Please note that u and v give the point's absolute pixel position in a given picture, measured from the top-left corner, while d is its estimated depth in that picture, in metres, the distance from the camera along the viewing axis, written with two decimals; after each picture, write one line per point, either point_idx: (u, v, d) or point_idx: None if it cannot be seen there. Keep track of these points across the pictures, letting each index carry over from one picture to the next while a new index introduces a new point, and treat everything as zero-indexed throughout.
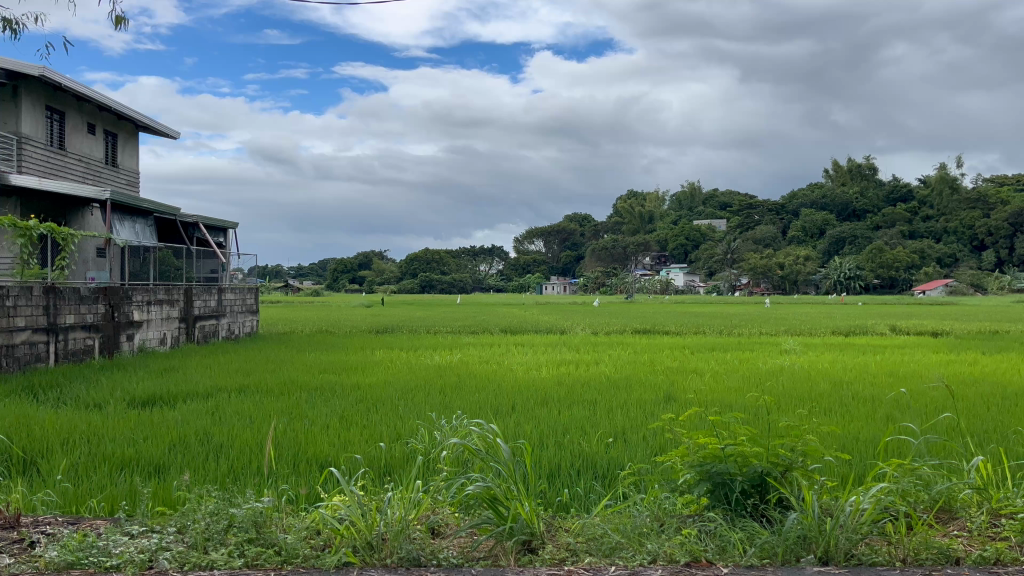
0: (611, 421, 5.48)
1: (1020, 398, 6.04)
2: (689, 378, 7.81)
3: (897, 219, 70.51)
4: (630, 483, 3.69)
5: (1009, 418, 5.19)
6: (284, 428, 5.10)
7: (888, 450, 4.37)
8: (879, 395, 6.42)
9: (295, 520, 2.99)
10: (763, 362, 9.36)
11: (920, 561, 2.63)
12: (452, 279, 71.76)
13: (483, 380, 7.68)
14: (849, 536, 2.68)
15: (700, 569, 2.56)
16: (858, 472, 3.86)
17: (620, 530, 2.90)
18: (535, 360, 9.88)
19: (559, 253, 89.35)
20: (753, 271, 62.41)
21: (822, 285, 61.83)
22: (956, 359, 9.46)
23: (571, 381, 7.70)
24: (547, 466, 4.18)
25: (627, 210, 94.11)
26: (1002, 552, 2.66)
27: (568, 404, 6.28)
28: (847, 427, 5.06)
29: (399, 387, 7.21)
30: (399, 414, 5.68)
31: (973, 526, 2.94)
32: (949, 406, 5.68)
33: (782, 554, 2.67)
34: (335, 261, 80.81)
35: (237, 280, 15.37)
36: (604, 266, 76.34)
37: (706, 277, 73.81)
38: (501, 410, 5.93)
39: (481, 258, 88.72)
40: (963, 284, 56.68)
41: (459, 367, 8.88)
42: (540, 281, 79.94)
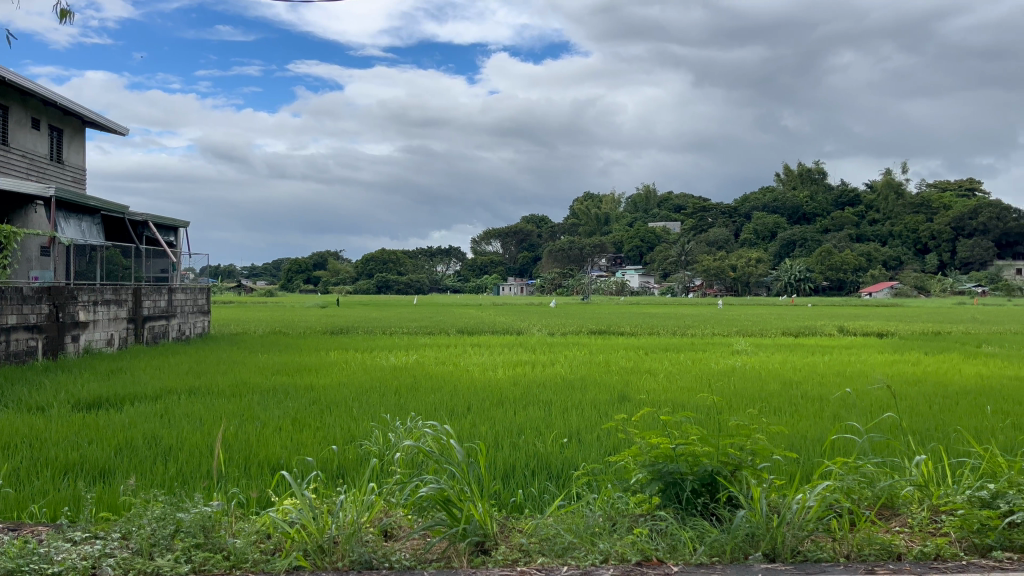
0: (566, 421, 5.52)
1: (960, 399, 6.20)
2: (643, 378, 7.93)
3: (845, 222, 72.31)
4: (583, 483, 3.72)
5: (949, 417, 5.35)
6: (235, 431, 5.03)
7: (834, 449, 4.48)
8: (826, 395, 6.55)
9: (245, 524, 2.95)
10: (714, 362, 9.54)
11: (864, 557, 2.70)
12: (408, 280, 71.39)
13: (440, 381, 7.70)
14: (795, 533, 2.75)
15: (650, 568, 2.59)
16: (806, 470, 3.94)
17: (573, 530, 2.92)
18: (492, 360, 9.98)
19: (516, 254, 89.49)
20: (706, 273, 63.22)
21: (773, 287, 62.98)
22: (900, 360, 9.75)
23: (527, 381, 7.76)
24: (502, 466, 4.20)
25: (584, 212, 94.86)
26: (942, 547, 2.75)
27: (524, 405, 6.31)
28: (795, 426, 5.17)
29: (352, 387, 7.18)
30: (352, 415, 5.65)
31: (914, 522, 3.03)
32: (892, 406, 5.81)
33: (730, 551, 2.71)
34: (289, 261, 79.65)
35: (188, 280, 15.09)
36: (560, 267, 76.67)
37: (661, 278, 74.56)
38: (456, 410, 5.94)
39: (437, 259, 88.33)
40: (907, 286, 58.23)
41: (415, 368, 8.91)
42: (496, 281, 79.93)
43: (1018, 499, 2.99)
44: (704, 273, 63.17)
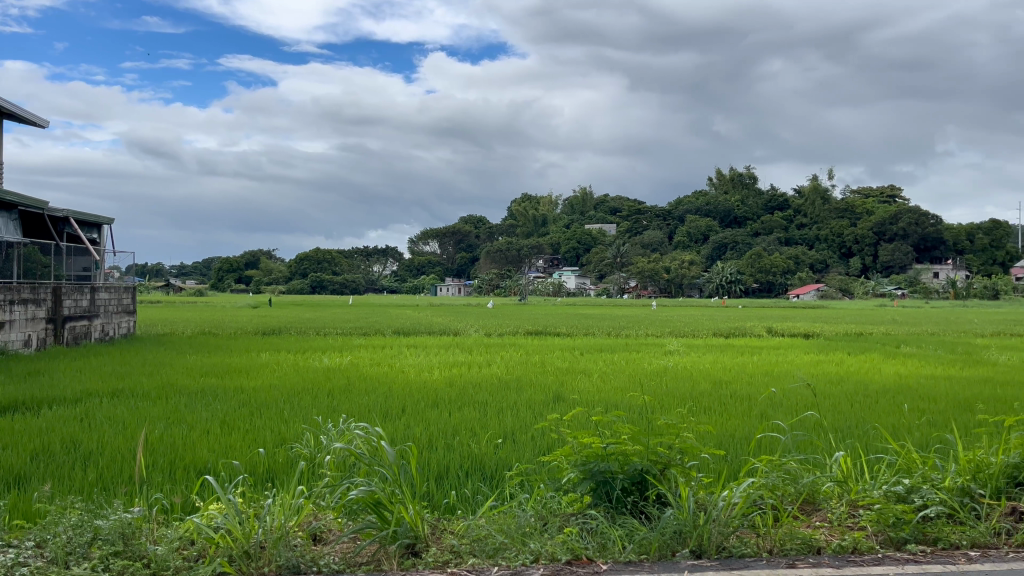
0: (501, 421, 5.54)
1: (880, 398, 6.45)
2: (577, 378, 8.04)
3: (774, 225, 74.29)
4: (516, 483, 3.72)
5: (867, 415, 5.56)
6: (160, 434, 4.88)
7: (760, 447, 4.60)
8: (753, 394, 6.72)
9: (167, 530, 2.86)
10: (648, 362, 9.73)
11: (786, 552, 2.78)
12: (345, 280, 70.61)
13: (374, 381, 7.71)
14: (721, 530, 2.82)
15: (580, 567, 2.62)
16: (733, 468, 4.03)
17: (504, 530, 2.93)
18: (429, 360, 10.06)
19: (454, 254, 89.32)
20: (641, 274, 64.23)
21: (705, 288, 64.31)
22: (825, 359, 10.09)
23: (462, 381, 7.81)
24: (435, 467, 4.19)
25: (521, 213, 95.42)
26: (860, 541, 2.84)
27: (459, 406, 6.30)
28: (722, 424, 5.31)
29: (285, 389, 7.10)
30: (284, 417, 5.56)
31: (834, 517, 3.12)
32: (815, 404, 6.01)
33: (657, 549, 2.76)
34: (220, 260, 77.70)
35: (113, 279, 14.57)
36: (498, 268, 76.80)
37: (597, 280, 75.31)
38: (390, 412, 5.90)
39: (374, 259, 87.47)
40: (833, 288, 60.16)
41: (351, 368, 8.90)
42: (434, 281, 79.55)
43: (930, 494, 3.13)
44: (639, 274, 64.12)
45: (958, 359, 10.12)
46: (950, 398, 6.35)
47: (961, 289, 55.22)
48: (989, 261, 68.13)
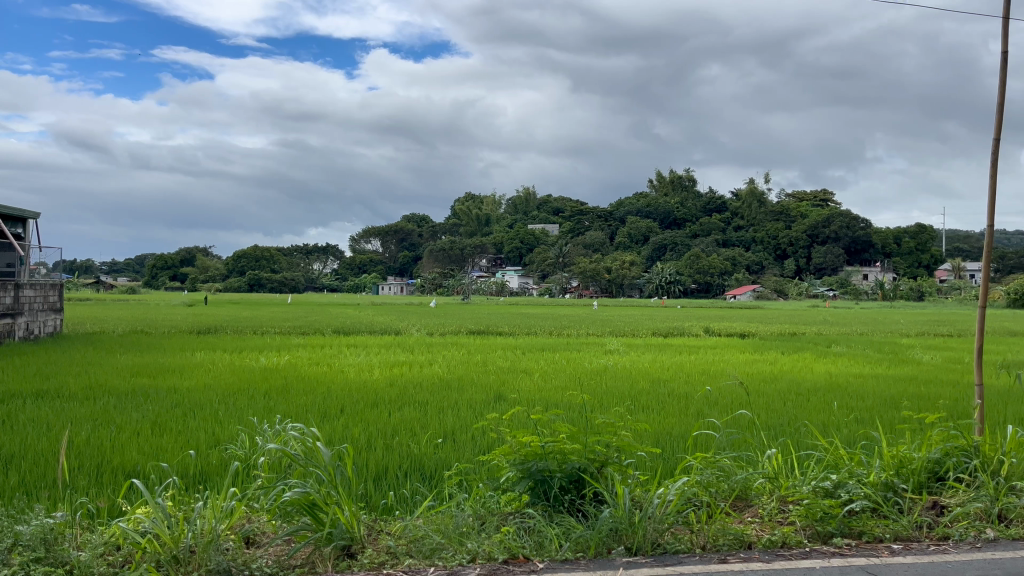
0: (441, 421, 5.51)
1: (812, 395, 6.61)
2: (517, 378, 7.99)
3: (712, 227, 75.67)
4: (454, 483, 3.70)
5: (798, 413, 5.70)
6: (87, 436, 4.74)
7: (697, 445, 4.67)
8: (690, 393, 6.82)
9: (91, 535, 2.77)
10: (587, 362, 9.71)
11: (718, 547, 2.83)
12: (283, 278, 69.38)
13: (313, 381, 7.60)
14: (655, 527, 2.86)
15: (516, 566, 2.64)
16: (669, 466, 4.08)
17: (441, 530, 2.91)
18: (369, 360, 9.91)
19: (396, 253, 88.52)
20: (582, 274, 64.70)
21: (645, 289, 65.14)
22: (758, 360, 10.19)
23: (403, 381, 7.73)
24: (373, 468, 4.14)
25: (465, 212, 95.17)
26: (789, 536, 2.92)
27: (398, 406, 6.24)
28: (659, 423, 5.37)
29: (222, 389, 6.96)
30: (218, 418, 5.44)
31: (765, 512, 3.19)
32: (748, 403, 6.14)
33: (594, 547, 2.78)
34: (153, 257, 75.46)
35: (39, 276, 14.04)
36: (440, 267, 76.50)
37: (539, 279, 75.55)
38: (328, 413, 5.81)
39: (314, 258, 86.13)
40: (768, 289, 61.60)
41: (289, 368, 8.74)
42: (375, 280, 78.71)
43: (855, 489, 3.23)
44: (580, 274, 64.59)
45: (887, 359, 10.32)
46: (877, 396, 6.56)
47: (888, 290, 57.16)
48: (915, 263, 70.74)
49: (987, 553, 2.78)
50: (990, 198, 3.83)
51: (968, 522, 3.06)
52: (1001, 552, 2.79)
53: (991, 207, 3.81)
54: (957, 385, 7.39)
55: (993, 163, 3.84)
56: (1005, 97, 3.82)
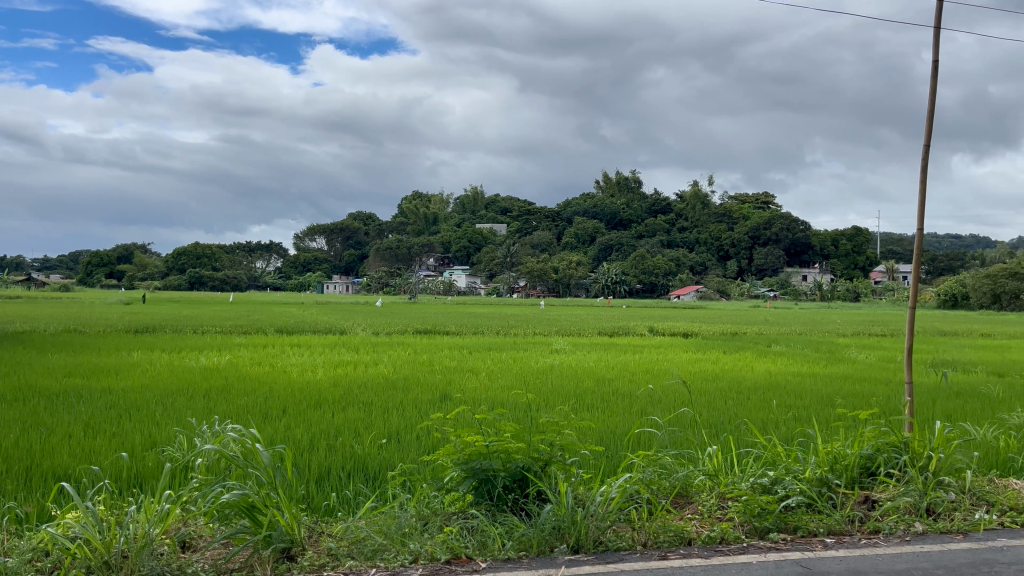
0: (386, 421, 5.47)
1: (751, 394, 6.77)
2: (463, 378, 7.95)
3: (658, 229, 76.67)
4: (397, 483, 3.68)
5: (738, 411, 5.84)
6: (15, 438, 4.58)
7: (639, 442, 4.73)
8: (633, 391, 6.92)
9: (17, 542, 2.67)
10: (532, 362, 9.69)
11: (658, 544, 2.87)
12: (225, 277, 67.95)
13: (256, 381, 7.48)
14: (598, 525, 2.89)
15: (459, 566, 2.63)
16: (612, 464, 4.12)
17: (384, 531, 2.89)
18: (313, 360, 9.74)
19: (342, 251, 87.38)
20: (530, 274, 64.83)
21: (592, 289, 65.67)
22: (702, 359, 10.34)
23: (348, 381, 7.64)
24: (315, 469, 4.09)
25: (412, 211, 94.42)
26: (727, 532, 2.97)
27: (343, 406, 6.17)
28: (603, 421, 5.43)
29: (159, 389, 6.80)
30: (156, 419, 5.31)
31: (705, 509, 3.24)
32: (689, 400, 6.26)
33: (536, 545, 2.79)
34: (88, 254, 73.10)
35: None
36: (387, 266, 75.95)
37: (487, 279, 75.50)
38: (271, 414, 5.70)
39: (257, 256, 84.49)
40: (711, 289, 62.81)
41: (229, 368, 8.55)
42: (320, 279, 77.65)
43: (791, 485, 3.31)
44: (528, 274, 64.83)
45: (823, 359, 10.58)
46: (813, 394, 6.75)
47: (826, 291, 58.73)
48: (851, 265, 72.82)
49: (915, 545, 2.88)
50: (920, 202, 3.96)
51: (897, 516, 3.16)
52: (929, 544, 2.89)
53: (920, 211, 3.94)
54: (888, 383, 7.65)
55: (922, 168, 3.98)
56: (935, 103, 3.95)
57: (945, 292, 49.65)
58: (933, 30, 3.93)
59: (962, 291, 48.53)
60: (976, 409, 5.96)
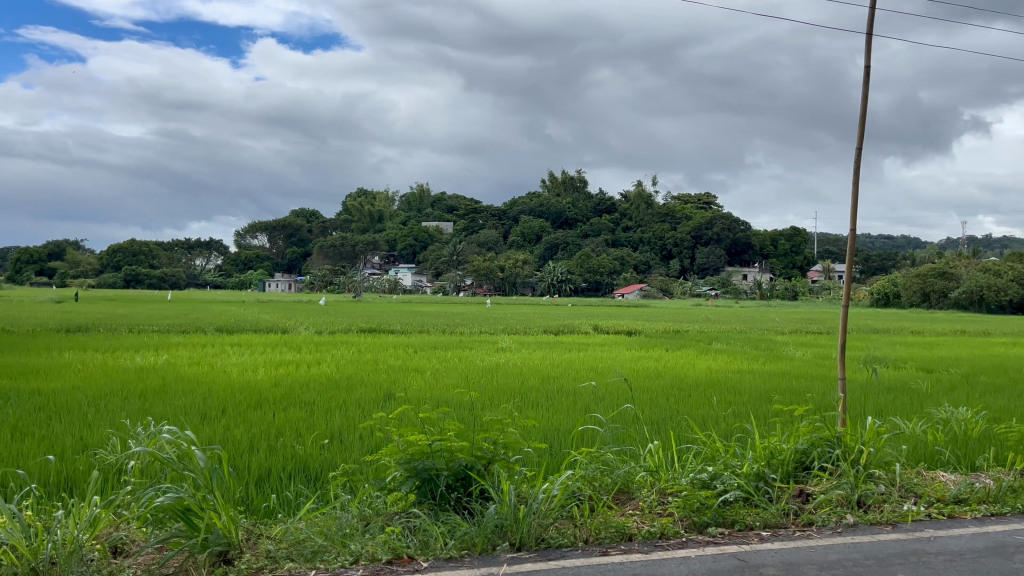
0: (328, 421, 5.40)
1: (692, 390, 6.88)
2: (409, 377, 7.88)
3: (603, 228, 77.41)
4: (339, 484, 3.64)
5: (680, 407, 5.94)
6: None
7: (583, 439, 4.77)
8: (576, 389, 6.97)
9: None
10: (477, 360, 9.71)
11: (600, 541, 2.90)
12: (163, 275, 66.26)
13: (193, 380, 7.31)
14: (540, 521, 2.91)
15: (400, 566, 2.62)
16: (555, 461, 4.13)
17: (324, 532, 2.85)
18: (252, 360, 9.50)
19: (285, 249, 85.92)
20: (476, 273, 64.69)
21: (538, 287, 65.97)
22: (643, 356, 10.55)
23: (289, 381, 7.49)
24: (254, 471, 4.00)
25: (357, 208, 93.27)
26: (666, 527, 3.02)
27: (285, 406, 6.08)
28: (547, 419, 5.46)
29: (93, 389, 6.59)
30: (87, 421, 5.15)
31: (646, 504, 3.28)
32: (632, 397, 6.34)
33: (480, 543, 2.78)
34: (18, 251, 70.42)
35: None
36: (330, 264, 75.05)
37: (433, 277, 75.13)
38: (209, 414, 5.57)
39: (197, 253, 82.52)
40: (654, 288, 63.78)
41: (166, 368, 8.31)
42: (262, 277, 76.24)
43: (729, 480, 3.38)
44: (474, 273, 64.81)
45: (760, 355, 10.88)
46: (751, 390, 6.91)
47: (765, 290, 60.06)
48: (789, 265, 74.62)
49: (846, 537, 2.97)
50: (853, 203, 4.08)
51: (830, 508, 3.26)
52: (860, 535, 2.99)
53: (853, 212, 4.05)
54: (823, 379, 7.88)
55: (856, 170, 4.09)
56: (867, 108, 4.07)
57: (878, 291, 51.20)
58: (865, 37, 4.05)
59: (894, 290, 50.16)
60: (906, 403, 6.18)
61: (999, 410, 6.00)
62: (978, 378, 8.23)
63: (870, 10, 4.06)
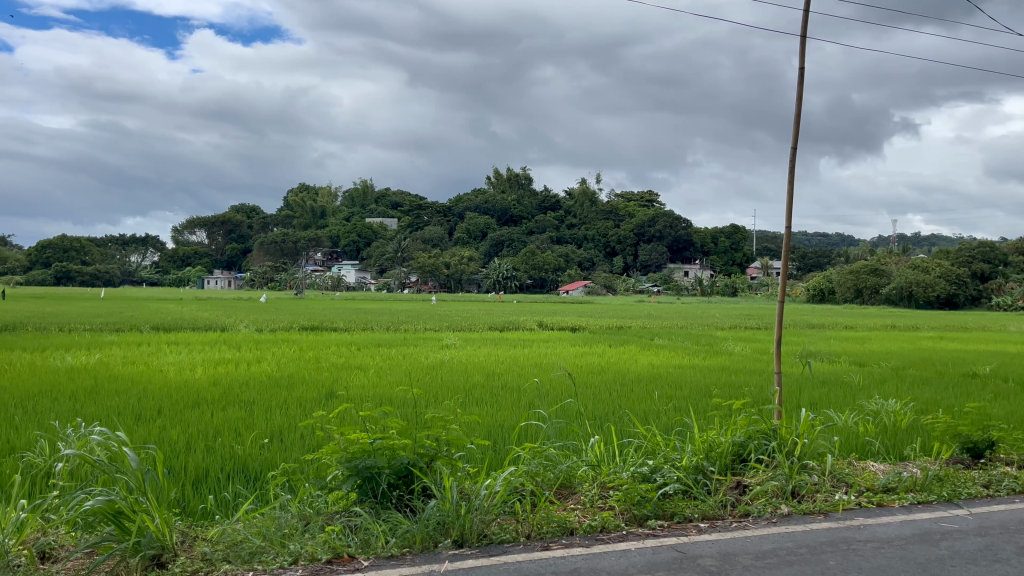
0: (268, 421, 5.29)
1: (632, 385, 6.99)
2: (353, 375, 7.78)
3: (548, 225, 77.77)
4: (278, 484, 3.58)
5: (621, 402, 6.00)
6: None
7: (525, 435, 4.79)
8: (519, 385, 7.00)
9: None
10: (423, 357, 9.65)
11: (542, 536, 2.91)
12: (96, 271, 64.09)
13: (127, 381, 7.08)
14: (482, 518, 2.91)
15: (341, 565, 2.59)
16: (497, 457, 4.13)
17: (263, 533, 2.79)
18: (189, 360, 9.15)
19: (224, 245, 84.01)
20: (421, 269, 64.27)
21: (483, 284, 65.92)
22: (587, 352, 10.66)
23: (227, 381, 7.29)
24: (191, 473, 3.90)
25: (299, 204, 91.81)
26: (607, 521, 3.04)
27: (223, 405, 5.94)
28: (491, 415, 5.47)
29: (20, 391, 6.34)
30: (13, 423, 4.96)
31: (587, 499, 3.30)
32: (575, 393, 6.39)
33: (420, 541, 2.77)
34: None
35: None
36: (271, 260, 73.67)
37: (377, 274, 74.41)
38: (144, 415, 5.41)
39: (132, 249, 80.13)
40: (598, 285, 64.44)
41: (100, 368, 8.02)
42: (200, 274, 74.39)
43: (668, 473, 3.44)
44: (419, 269, 64.40)
45: (700, 350, 11.12)
46: (691, 384, 7.05)
47: (705, 286, 61.17)
48: (730, 262, 76.18)
49: (780, 527, 3.04)
50: (788, 201, 4.18)
51: (766, 500, 3.34)
52: (793, 525, 3.07)
53: (788, 211, 4.15)
54: (760, 373, 8.07)
55: (790, 169, 4.19)
56: (801, 109, 4.18)
57: (814, 287, 52.51)
58: (799, 40, 4.15)
59: (829, 286, 51.61)
60: (839, 396, 6.38)
61: (927, 401, 6.23)
62: (906, 371, 8.55)
63: (805, 13, 4.16)
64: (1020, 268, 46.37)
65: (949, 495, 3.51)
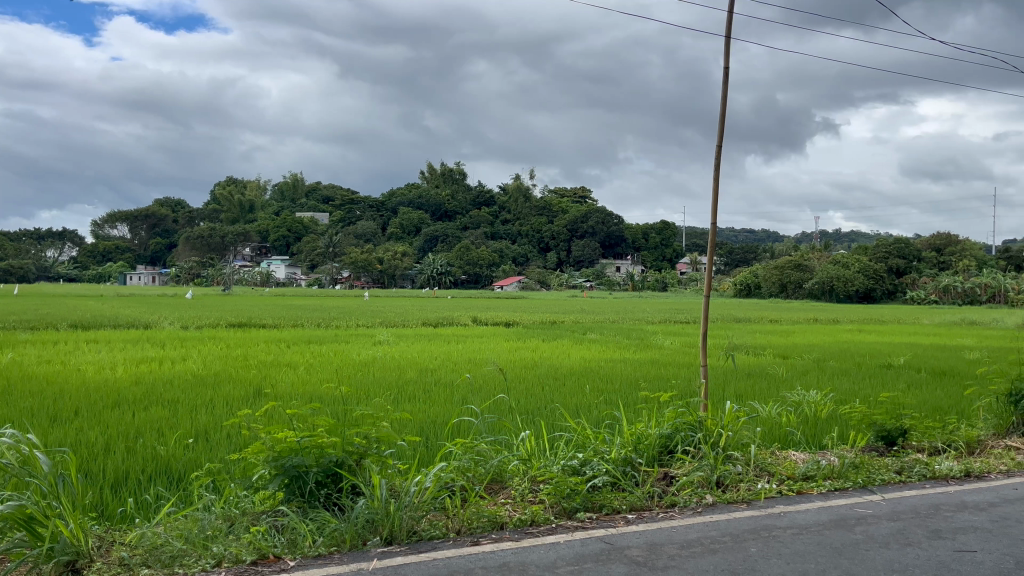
0: (191, 421, 5.14)
1: (564, 379, 7.05)
2: (281, 373, 7.60)
3: (481, 220, 77.85)
4: (202, 485, 3.49)
5: (552, 397, 6.04)
6: None
7: (457, 431, 4.79)
8: (450, 381, 6.98)
9: None
10: (354, 354, 9.51)
11: (472, 531, 2.91)
12: (9, 267, 61.09)
13: (41, 382, 6.76)
14: (411, 514, 2.89)
15: (265, 567, 2.54)
16: (428, 454, 4.12)
17: (184, 535, 2.72)
18: (108, 359, 8.79)
19: (147, 240, 81.17)
20: (354, 265, 63.36)
21: (417, 279, 65.42)
22: (520, 347, 10.68)
23: (149, 381, 7.03)
24: (110, 475, 3.76)
25: (227, 198, 89.42)
26: (537, 514, 3.06)
27: (143, 406, 5.73)
28: (423, 411, 5.44)
29: None
30: None
31: (517, 493, 3.32)
32: (505, 388, 6.40)
33: (349, 540, 2.74)
34: None
35: None
36: (198, 255, 71.52)
37: (308, 269, 73.06)
38: (59, 417, 5.18)
39: (49, 245, 76.69)
40: (532, 281, 64.66)
41: (10, 369, 7.60)
42: (122, 270, 71.71)
43: (598, 466, 3.48)
44: (352, 265, 63.47)
45: (630, 344, 11.29)
46: (621, 378, 7.16)
47: (637, 281, 62.01)
48: (660, 257, 77.47)
49: (706, 516, 3.11)
50: (713, 198, 4.29)
51: (692, 490, 3.41)
52: (718, 514, 3.14)
53: (714, 206, 4.26)
54: (689, 367, 8.22)
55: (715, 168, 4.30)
56: (726, 106, 4.28)
57: (741, 282, 53.88)
58: (724, 39, 4.25)
59: (755, 281, 52.96)
60: (763, 388, 6.55)
61: (845, 392, 6.46)
62: (827, 364, 8.80)
63: (729, 13, 4.26)
64: (932, 263, 48.42)
65: (864, 482, 3.65)
